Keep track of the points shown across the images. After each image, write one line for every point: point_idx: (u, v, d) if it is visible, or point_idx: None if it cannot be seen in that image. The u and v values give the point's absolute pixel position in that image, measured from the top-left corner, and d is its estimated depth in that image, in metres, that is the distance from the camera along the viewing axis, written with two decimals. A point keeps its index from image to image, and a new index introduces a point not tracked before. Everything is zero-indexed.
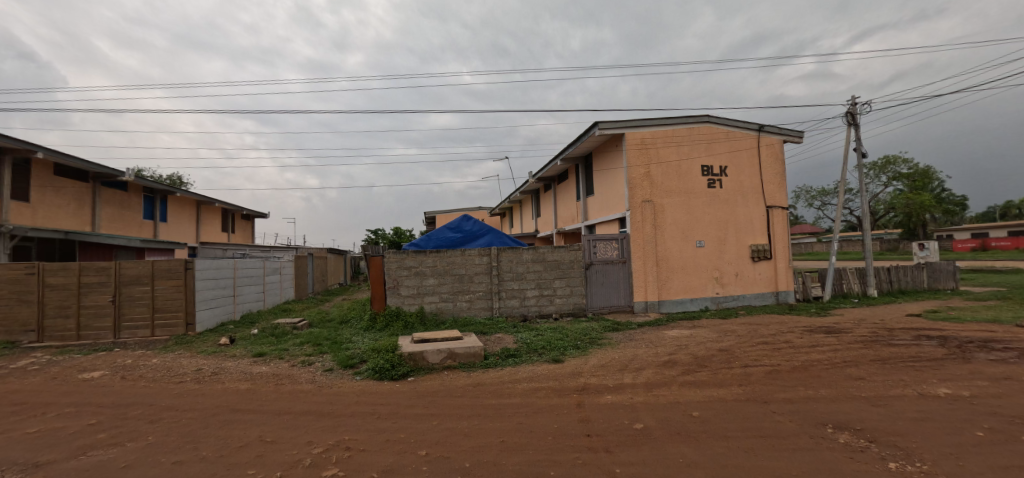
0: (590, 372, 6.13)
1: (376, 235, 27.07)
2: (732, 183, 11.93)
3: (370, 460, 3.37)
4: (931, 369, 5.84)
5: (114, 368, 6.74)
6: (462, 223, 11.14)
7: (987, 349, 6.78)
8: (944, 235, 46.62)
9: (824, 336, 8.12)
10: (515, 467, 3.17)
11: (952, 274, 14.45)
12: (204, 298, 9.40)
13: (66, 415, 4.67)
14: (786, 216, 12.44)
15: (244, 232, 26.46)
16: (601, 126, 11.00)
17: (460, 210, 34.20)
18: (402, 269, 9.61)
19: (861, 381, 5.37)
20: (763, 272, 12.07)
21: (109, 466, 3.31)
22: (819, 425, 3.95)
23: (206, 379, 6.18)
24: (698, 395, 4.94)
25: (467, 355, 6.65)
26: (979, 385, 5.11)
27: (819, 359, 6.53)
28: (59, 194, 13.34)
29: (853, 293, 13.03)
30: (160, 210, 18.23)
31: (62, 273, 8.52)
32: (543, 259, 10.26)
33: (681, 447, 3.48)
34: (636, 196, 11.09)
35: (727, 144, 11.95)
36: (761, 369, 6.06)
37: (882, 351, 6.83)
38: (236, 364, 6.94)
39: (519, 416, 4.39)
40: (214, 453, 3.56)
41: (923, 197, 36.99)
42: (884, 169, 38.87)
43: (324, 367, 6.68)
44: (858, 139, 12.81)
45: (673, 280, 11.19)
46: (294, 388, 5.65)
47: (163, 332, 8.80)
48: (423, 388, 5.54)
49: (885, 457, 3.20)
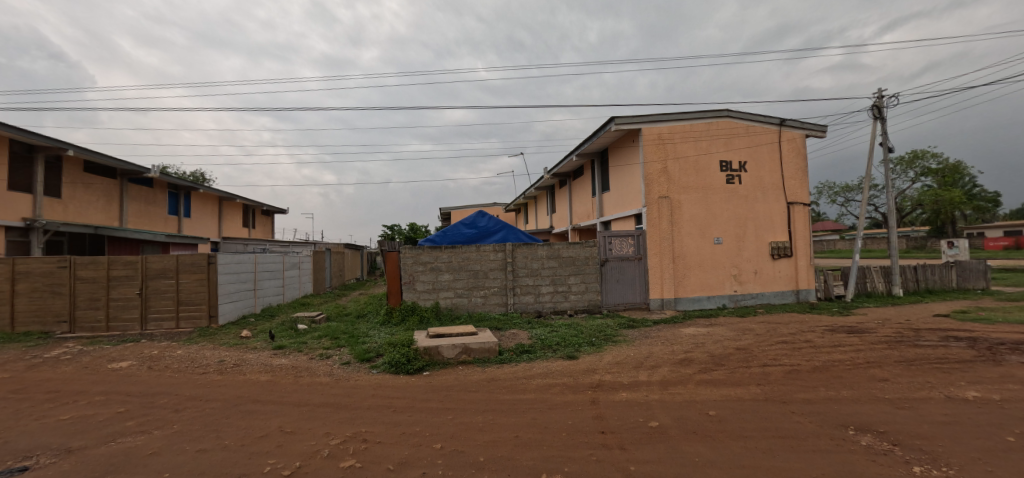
0: (604, 369, 6.09)
1: (391, 231, 27.37)
2: (751, 178, 11.69)
3: (385, 452, 3.43)
4: (959, 371, 5.65)
5: (141, 359, 6.99)
6: (477, 219, 11.11)
7: (1018, 352, 6.53)
8: (976, 231, 44.89)
9: (847, 335, 7.92)
10: (529, 463, 3.19)
11: (983, 273, 13.91)
12: (227, 292, 9.67)
13: (96, 403, 4.85)
14: (808, 212, 12.15)
15: (264, 227, 27.05)
16: (618, 121, 10.85)
17: (476, 207, 34.31)
18: (418, 265, 9.71)
19: (886, 382, 5.23)
20: (783, 269, 11.83)
21: (135, 453, 3.44)
22: (841, 426, 3.87)
23: (229, 370, 6.37)
24: (714, 394, 4.88)
25: (482, 350, 6.71)
26: (1009, 388, 4.92)
27: (841, 359, 6.39)
28: (89, 190, 13.83)
29: (877, 292, 12.67)
30: (184, 206, 18.77)
31: (92, 266, 8.83)
32: (558, 255, 10.23)
33: (697, 446, 3.46)
34: (652, 192, 10.94)
35: (746, 139, 11.70)
36: (780, 369, 5.94)
37: (907, 352, 6.65)
38: (257, 357, 7.11)
39: (533, 411, 4.42)
40: (236, 442, 3.67)
41: (952, 193, 35.38)
42: (911, 165, 37.52)
43: (341, 361, 6.80)
44: (885, 133, 12.39)
45: (690, 276, 11.03)
46: (314, 380, 5.78)
47: (187, 324, 9.08)
48: (438, 383, 5.60)
49: (910, 461, 3.12)
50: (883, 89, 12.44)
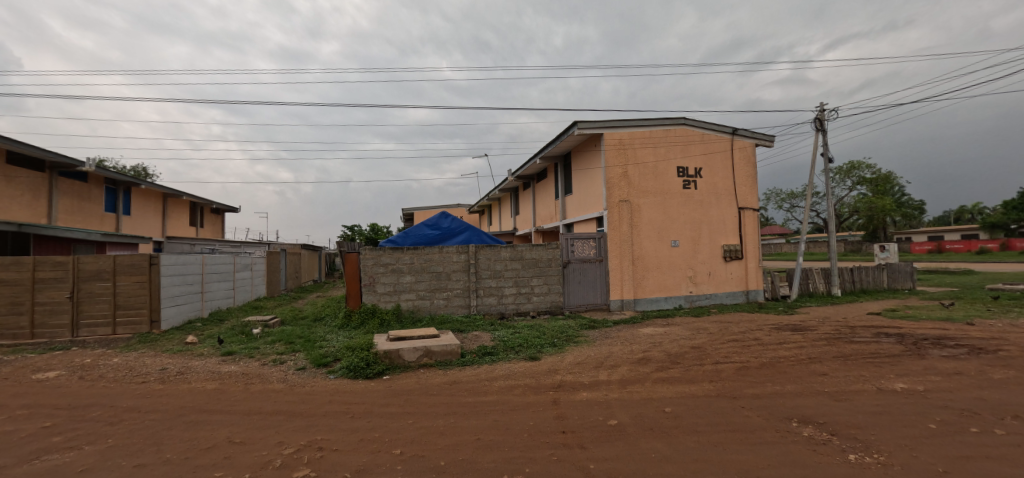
0: (565, 370, 6.16)
1: (351, 232, 26.58)
2: (706, 184, 12.22)
3: (344, 459, 3.32)
4: (889, 365, 6.15)
5: (72, 368, 6.41)
6: (440, 220, 11.00)
7: (940, 346, 7.17)
8: (903, 237, 49.18)
9: (791, 333, 8.44)
10: (492, 465, 3.18)
11: (910, 274, 15.21)
12: (170, 295, 9.06)
13: (16, 418, 4.39)
14: (757, 217, 12.84)
15: (214, 226, 25.59)
16: (580, 126, 11.07)
17: (439, 207, 33.97)
18: (379, 266, 9.47)
19: (825, 377, 5.60)
20: (734, 271, 12.43)
21: (64, 471, 3.14)
22: (785, 419, 4.10)
23: (173, 378, 5.97)
24: (670, 391, 5.05)
25: (444, 352, 6.63)
26: (932, 379, 5.41)
27: (786, 355, 6.79)
28: (12, 183, 12.58)
29: (819, 292, 13.58)
30: (123, 203, 17.46)
31: (14, 268, 8.01)
32: (521, 257, 10.30)
33: (654, 442, 3.57)
34: (613, 195, 11.23)
35: (702, 146, 12.23)
36: (731, 366, 6.24)
37: (844, 348, 7.16)
38: (203, 364, 6.69)
39: (495, 413, 4.40)
40: (180, 454, 3.44)
41: (884, 201, 38.55)
42: (849, 175, 40.51)
43: (296, 366, 6.52)
44: (826, 144, 13.28)
45: (648, 278, 11.39)
46: (266, 387, 5.52)
47: (125, 330, 8.43)
48: (398, 387, 5.47)
49: (846, 449, 3.35)
50: (825, 104, 13.31)
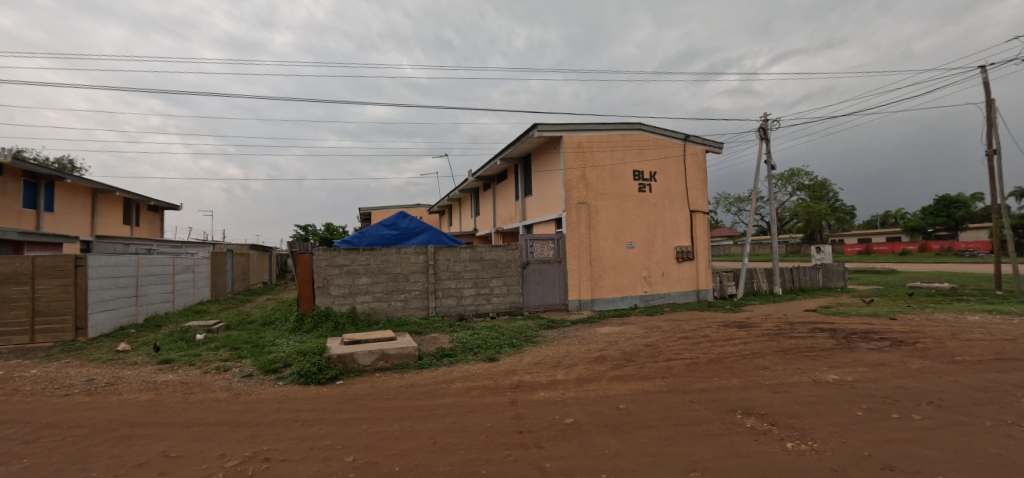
0: (523, 370, 6.21)
1: (305, 232, 25.50)
2: (661, 187, 12.72)
3: (292, 469, 3.18)
4: (823, 358, 6.64)
5: None
6: (398, 220, 10.78)
7: (866, 339, 7.83)
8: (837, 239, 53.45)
9: (738, 329, 8.94)
10: (446, 468, 3.15)
11: (842, 274, 16.50)
12: (99, 300, 8.34)
13: None
14: (707, 220, 13.51)
15: (151, 225, 23.72)
16: (541, 128, 11.19)
17: (398, 207, 33.35)
18: (333, 267, 9.16)
19: (766, 370, 5.97)
20: (686, 271, 13.02)
21: None
22: (730, 411, 4.33)
23: (100, 390, 5.48)
24: (624, 388, 5.20)
25: (400, 355, 6.50)
26: (858, 370, 5.90)
27: (731, 351, 7.18)
28: None
29: (762, 291, 14.47)
30: (44, 199, 15.86)
31: None
32: (480, 258, 10.29)
33: (608, 439, 3.66)
34: (572, 197, 11.44)
35: (657, 151, 12.71)
36: (681, 362, 6.52)
37: (784, 342, 7.67)
38: (137, 373, 6.20)
39: (451, 416, 4.37)
40: (106, 473, 3.16)
41: (820, 206, 41.70)
42: (790, 181, 43.46)
43: (242, 373, 6.18)
44: (769, 152, 14.18)
45: (606, 278, 11.70)
46: (207, 397, 5.18)
47: (45, 338, 7.63)
48: (352, 392, 5.31)
49: (784, 438, 3.58)
50: (769, 114, 14.21)
